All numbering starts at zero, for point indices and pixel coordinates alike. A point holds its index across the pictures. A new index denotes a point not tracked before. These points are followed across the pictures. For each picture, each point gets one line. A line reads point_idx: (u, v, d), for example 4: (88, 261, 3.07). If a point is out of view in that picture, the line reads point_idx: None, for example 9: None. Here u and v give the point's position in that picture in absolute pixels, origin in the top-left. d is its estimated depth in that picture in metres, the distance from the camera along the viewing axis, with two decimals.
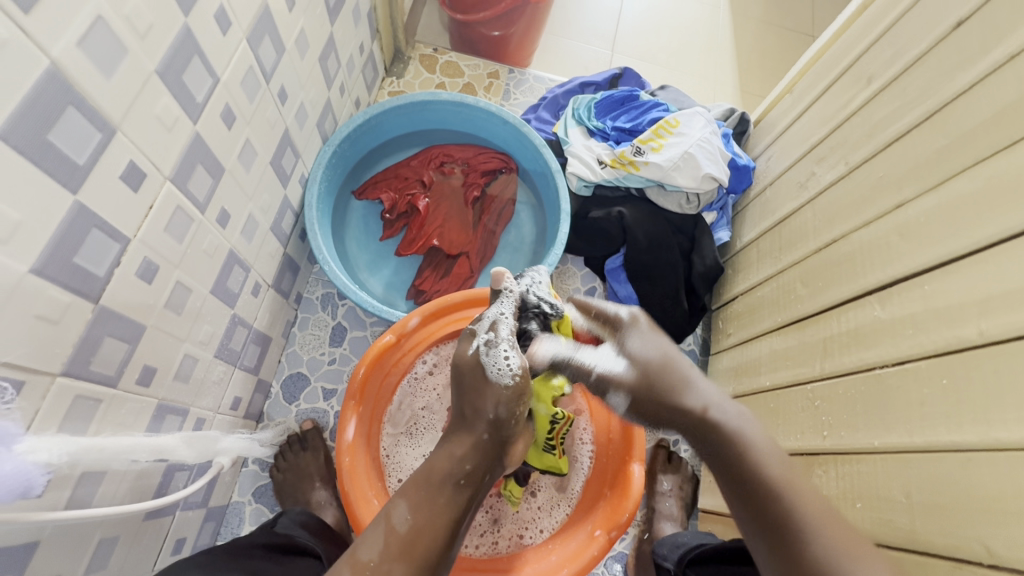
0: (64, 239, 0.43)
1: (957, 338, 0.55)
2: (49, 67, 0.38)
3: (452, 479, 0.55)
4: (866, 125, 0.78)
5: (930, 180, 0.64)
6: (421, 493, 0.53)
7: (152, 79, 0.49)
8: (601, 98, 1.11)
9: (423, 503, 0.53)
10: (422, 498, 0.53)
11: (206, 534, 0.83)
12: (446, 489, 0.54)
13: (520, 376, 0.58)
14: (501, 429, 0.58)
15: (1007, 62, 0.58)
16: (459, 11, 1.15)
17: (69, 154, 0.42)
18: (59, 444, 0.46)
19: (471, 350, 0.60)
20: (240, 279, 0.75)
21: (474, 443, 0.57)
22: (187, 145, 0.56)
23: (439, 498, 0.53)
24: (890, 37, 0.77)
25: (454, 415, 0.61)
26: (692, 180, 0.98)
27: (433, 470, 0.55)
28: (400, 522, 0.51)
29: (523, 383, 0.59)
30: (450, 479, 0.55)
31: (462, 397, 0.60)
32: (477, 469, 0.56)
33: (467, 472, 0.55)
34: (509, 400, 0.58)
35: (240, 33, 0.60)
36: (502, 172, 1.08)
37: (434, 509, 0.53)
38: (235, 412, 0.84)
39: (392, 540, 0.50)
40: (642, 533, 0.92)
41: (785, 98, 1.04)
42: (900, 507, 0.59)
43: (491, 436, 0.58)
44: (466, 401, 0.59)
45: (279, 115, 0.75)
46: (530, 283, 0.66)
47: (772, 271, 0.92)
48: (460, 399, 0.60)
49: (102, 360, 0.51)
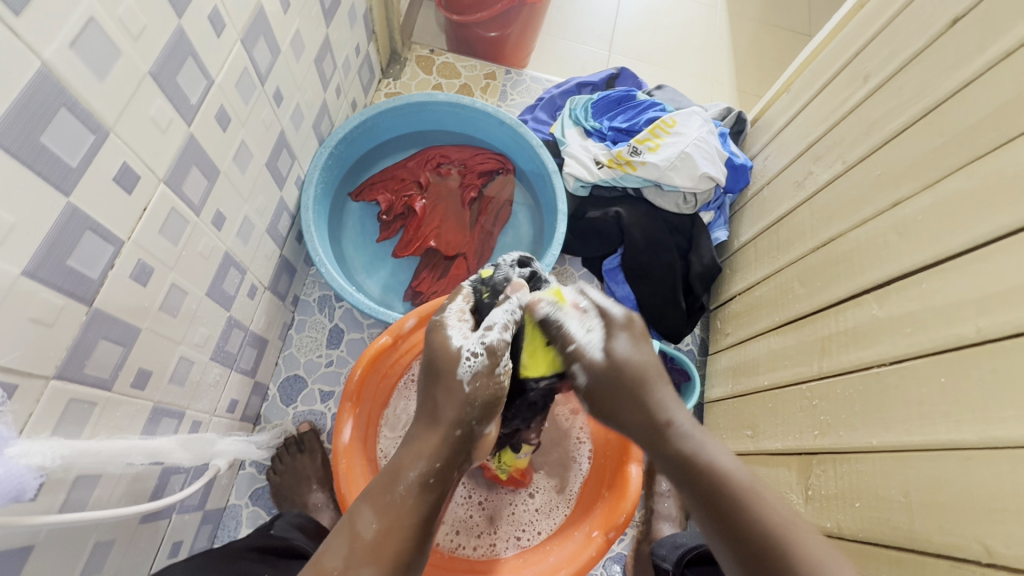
0: (58, 240, 0.43)
1: (955, 337, 0.55)
2: (41, 69, 0.38)
3: (419, 479, 0.52)
4: (863, 125, 0.78)
5: (926, 178, 0.64)
6: (387, 497, 0.51)
7: (146, 80, 0.48)
8: (598, 99, 1.10)
9: (392, 507, 0.50)
10: (388, 500, 0.51)
11: (202, 538, 0.82)
12: (412, 489, 0.51)
13: (482, 377, 0.56)
14: (472, 421, 0.56)
15: (1002, 60, 0.58)
16: (455, 12, 1.14)
17: (62, 156, 0.42)
18: (53, 446, 0.46)
19: (454, 347, 0.57)
20: (235, 281, 0.74)
21: (443, 441, 0.54)
22: (181, 147, 0.56)
23: (407, 500, 0.51)
24: (886, 36, 0.78)
25: (422, 407, 0.57)
26: (689, 180, 0.97)
27: (399, 473, 0.52)
28: (364, 528, 0.49)
29: (484, 384, 0.56)
30: (417, 480, 0.52)
31: (431, 388, 0.57)
32: (447, 464, 0.54)
33: (436, 471, 0.53)
34: (484, 390, 0.56)
35: (235, 35, 0.60)
36: (499, 173, 1.08)
37: (402, 512, 0.50)
38: (232, 414, 0.83)
39: (358, 545, 0.48)
40: (640, 534, 0.92)
41: (782, 97, 1.04)
42: (898, 506, 0.58)
43: (463, 431, 0.55)
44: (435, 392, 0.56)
45: (274, 117, 0.75)
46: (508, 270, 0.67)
47: (770, 271, 0.91)
48: (428, 390, 0.57)
49: (96, 363, 0.51)
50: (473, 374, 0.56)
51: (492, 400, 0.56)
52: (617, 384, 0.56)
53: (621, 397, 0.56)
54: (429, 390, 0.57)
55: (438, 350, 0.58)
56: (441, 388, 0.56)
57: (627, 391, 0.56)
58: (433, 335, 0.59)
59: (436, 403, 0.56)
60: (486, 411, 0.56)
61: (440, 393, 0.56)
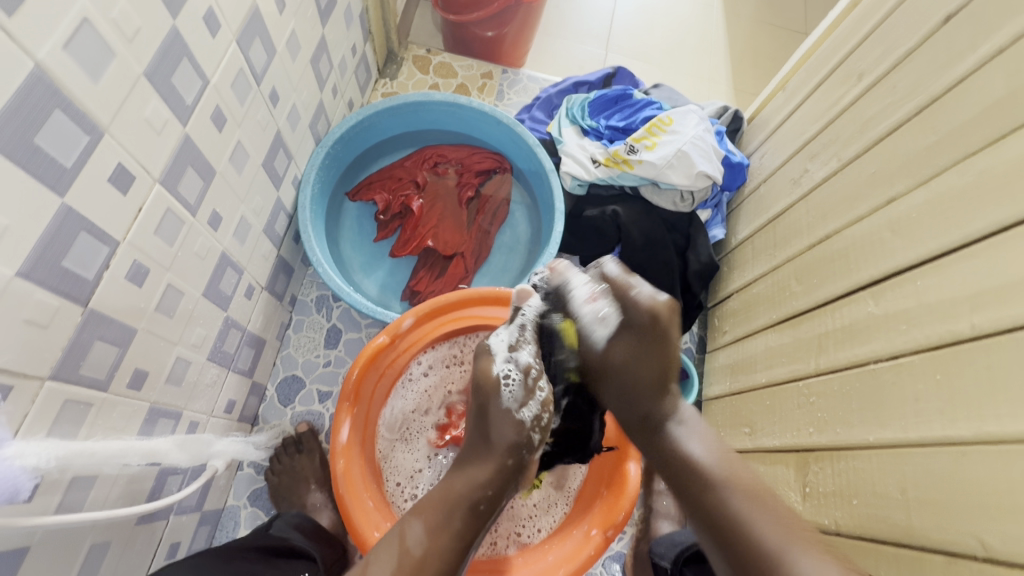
0: (52, 242, 0.43)
1: (950, 333, 0.55)
2: (34, 70, 0.38)
3: (470, 504, 0.59)
4: (857, 123, 0.78)
5: (920, 175, 0.64)
6: (435, 518, 0.58)
7: (140, 81, 0.48)
8: (594, 98, 1.10)
9: (438, 530, 0.57)
10: (437, 523, 0.58)
11: (200, 538, 0.82)
12: (460, 513, 0.59)
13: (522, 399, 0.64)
14: (520, 453, 0.63)
15: (995, 57, 0.58)
16: (451, 11, 1.14)
17: (56, 157, 0.42)
18: (48, 448, 0.47)
19: (494, 373, 0.65)
20: (232, 282, 0.74)
21: (496, 468, 0.61)
22: (176, 148, 0.55)
23: (453, 523, 0.58)
24: (880, 34, 0.78)
25: (474, 437, 0.64)
26: (686, 178, 0.97)
27: (450, 494, 0.60)
28: (415, 544, 0.56)
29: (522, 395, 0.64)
30: (469, 505, 0.59)
31: (485, 422, 0.63)
32: (498, 492, 0.61)
33: (486, 499, 0.60)
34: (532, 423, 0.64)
35: (230, 35, 0.60)
36: (496, 173, 1.08)
37: (448, 535, 0.57)
38: (229, 415, 0.83)
39: (406, 561, 0.55)
40: (639, 532, 0.93)
41: (778, 95, 1.05)
42: (893, 503, 0.58)
43: (514, 460, 0.62)
44: (485, 425, 0.63)
45: (270, 117, 0.75)
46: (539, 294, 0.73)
47: (766, 269, 0.92)
48: (480, 423, 0.64)
49: (92, 364, 0.51)
50: (513, 401, 0.64)
51: (532, 432, 0.64)
52: (636, 335, 0.65)
53: (639, 357, 0.65)
54: (484, 419, 0.63)
55: (482, 376, 0.65)
56: (491, 417, 0.63)
57: (625, 367, 0.67)
58: (478, 361, 0.67)
59: (489, 434, 0.63)
60: (531, 443, 0.64)
61: (493, 427, 0.63)
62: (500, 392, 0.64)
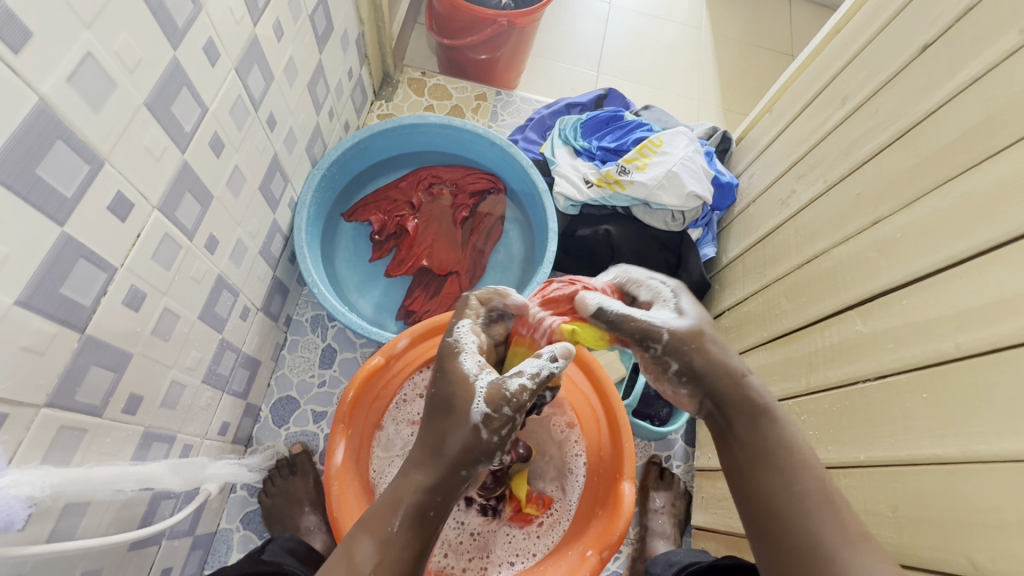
0: (52, 269, 0.44)
1: (935, 352, 0.57)
2: (38, 103, 0.39)
3: (419, 510, 0.52)
4: (842, 145, 0.80)
5: (903, 198, 0.66)
6: (382, 526, 0.52)
7: (141, 111, 0.49)
8: (586, 119, 1.12)
9: (388, 540, 0.51)
10: (388, 534, 0.51)
11: (192, 563, 0.82)
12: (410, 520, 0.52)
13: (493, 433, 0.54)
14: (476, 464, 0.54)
15: (971, 85, 0.61)
16: (447, 36, 1.17)
17: (57, 186, 0.43)
18: (43, 476, 0.46)
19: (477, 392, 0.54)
20: (228, 303, 0.75)
21: (444, 474, 0.53)
22: (176, 174, 0.56)
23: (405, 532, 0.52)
24: (862, 60, 0.80)
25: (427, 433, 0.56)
26: (677, 198, 0.99)
27: (400, 503, 0.52)
28: (365, 561, 0.50)
29: (500, 423, 0.54)
30: (414, 511, 0.52)
31: (440, 421, 0.55)
32: (446, 500, 0.54)
33: (437, 504, 0.53)
34: (493, 443, 0.54)
35: (229, 63, 0.61)
36: (490, 193, 1.10)
37: (402, 546, 0.51)
38: (223, 437, 0.83)
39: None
40: (635, 552, 0.93)
41: (764, 117, 1.07)
42: (887, 521, 0.59)
43: (468, 471, 0.54)
44: (448, 425, 0.54)
45: (268, 141, 0.76)
46: (544, 362, 0.56)
47: (757, 287, 0.93)
48: (435, 422, 0.55)
49: (87, 390, 0.51)
50: (485, 418, 0.54)
51: (494, 454, 0.55)
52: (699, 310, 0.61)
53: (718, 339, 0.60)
54: (444, 423, 0.55)
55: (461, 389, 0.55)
56: (449, 422, 0.55)
57: (721, 367, 0.58)
58: (451, 360, 0.58)
59: (444, 437, 0.54)
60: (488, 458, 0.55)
61: (448, 429, 0.54)
62: (473, 403, 0.54)
